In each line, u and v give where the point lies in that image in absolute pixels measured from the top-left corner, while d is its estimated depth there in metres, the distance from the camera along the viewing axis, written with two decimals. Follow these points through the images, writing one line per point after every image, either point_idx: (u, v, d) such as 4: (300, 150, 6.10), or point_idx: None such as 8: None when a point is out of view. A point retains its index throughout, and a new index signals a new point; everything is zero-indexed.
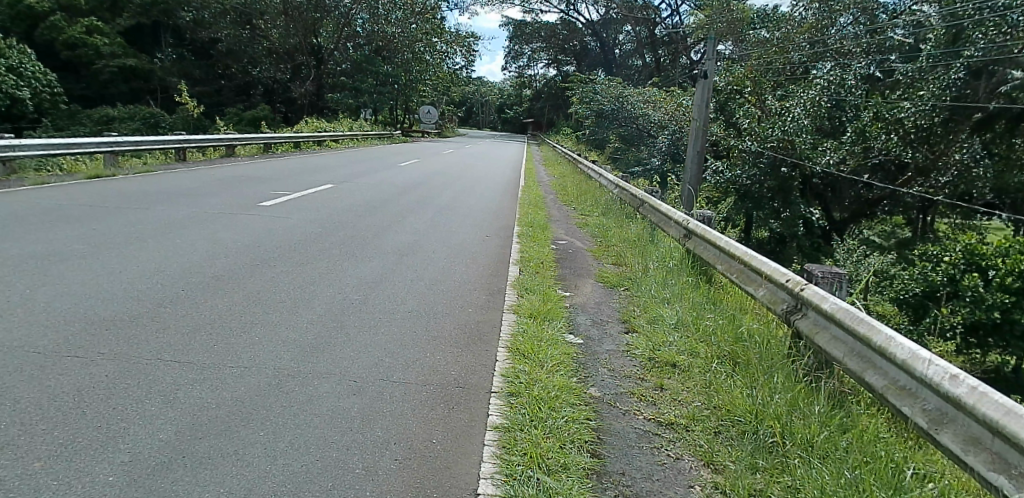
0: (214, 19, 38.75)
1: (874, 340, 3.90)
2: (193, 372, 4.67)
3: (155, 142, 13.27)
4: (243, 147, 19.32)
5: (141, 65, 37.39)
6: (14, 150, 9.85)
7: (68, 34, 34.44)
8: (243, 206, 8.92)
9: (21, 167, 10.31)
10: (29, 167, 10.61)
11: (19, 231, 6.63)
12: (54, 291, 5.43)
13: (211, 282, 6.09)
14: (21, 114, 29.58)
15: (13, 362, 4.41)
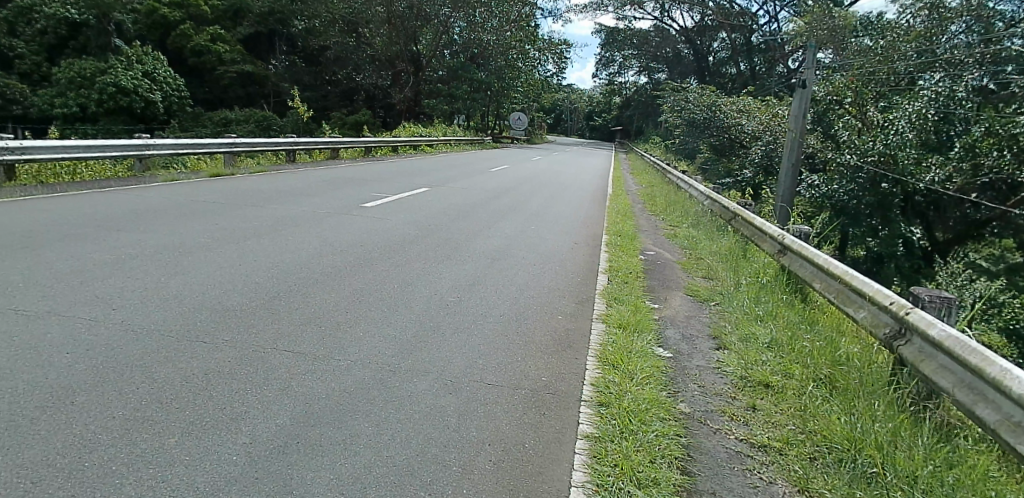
0: (324, 27, 40.60)
1: (987, 372, 3.65)
2: (305, 362, 4.95)
3: (269, 144, 14.09)
4: (345, 150, 20.11)
5: (260, 70, 39.68)
6: (147, 149, 10.74)
7: (194, 42, 37.95)
8: (345, 206, 9.32)
9: (153, 165, 11.22)
10: (159, 164, 11.52)
11: (152, 223, 7.22)
12: (184, 281, 5.86)
13: (319, 279, 6.41)
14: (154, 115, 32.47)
15: (152, 344, 4.81)
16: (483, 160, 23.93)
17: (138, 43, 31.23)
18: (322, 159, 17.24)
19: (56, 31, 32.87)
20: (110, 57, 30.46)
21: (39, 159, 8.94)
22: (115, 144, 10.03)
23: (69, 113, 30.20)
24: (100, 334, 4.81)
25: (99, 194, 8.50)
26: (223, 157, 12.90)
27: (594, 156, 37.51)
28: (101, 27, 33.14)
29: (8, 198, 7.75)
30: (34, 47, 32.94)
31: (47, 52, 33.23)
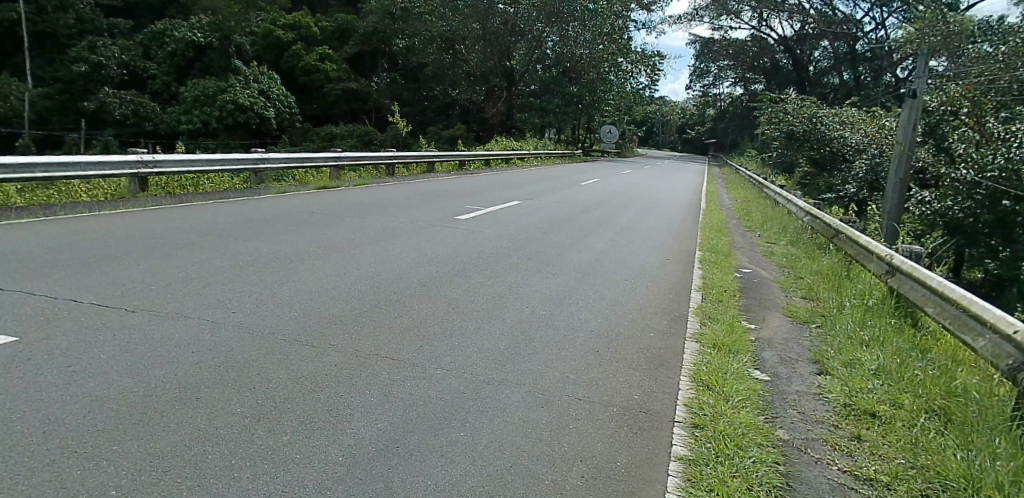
0: (423, 44, 41.63)
1: None
2: (404, 369, 5.14)
3: (370, 158, 14.71)
4: (440, 164, 20.61)
5: (364, 87, 41.63)
6: (262, 162, 11.49)
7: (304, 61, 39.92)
8: (440, 218, 9.60)
9: (265, 177, 11.98)
10: (271, 177, 12.28)
11: (265, 233, 7.69)
12: (295, 286, 6.23)
13: (417, 288, 6.63)
14: (267, 130, 34.44)
15: (267, 346, 5.14)
16: (574, 174, 23.93)
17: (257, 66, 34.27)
18: (418, 173, 17.78)
19: (185, 54, 35.14)
20: (231, 77, 32.78)
21: (168, 171, 9.72)
22: (232, 158, 10.76)
23: (193, 129, 32.08)
24: (220, 336, 5.17)
25: (220, 205, 9.14)
26: (329, 171, 13.59)
27: (687, 170, 36.74)
28: (223, 48, 35.65)
29: (142, 208, 8.52)
30: (164, 68, 35.00)
31: (176, 73, 35.31)
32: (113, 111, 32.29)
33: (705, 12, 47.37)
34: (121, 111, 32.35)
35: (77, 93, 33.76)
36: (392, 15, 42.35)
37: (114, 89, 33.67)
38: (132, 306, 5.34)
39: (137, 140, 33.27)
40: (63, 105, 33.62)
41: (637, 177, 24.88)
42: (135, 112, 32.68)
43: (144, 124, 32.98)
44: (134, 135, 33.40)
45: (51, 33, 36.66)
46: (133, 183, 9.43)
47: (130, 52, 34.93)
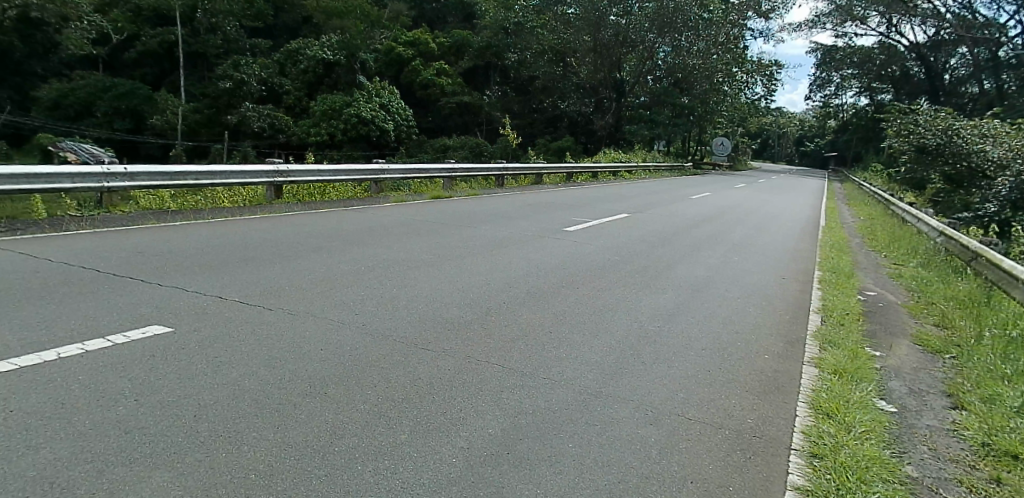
0: (534, 57, 42.24)
1: None
2: (513, 377, 5.23)
3: (482, 169, 15.06)
4: (548, 176, 20.74)
5: (478, 101, 42.03)
6: (383, 173, 12.07)
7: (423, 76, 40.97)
8: (548, 229, 9.72)
9: (384, 186, 12.57)
10: (389, 186, 12.89)
11: (386, 240, 8.09)
12: (412, 292, 6.52)
13: (526, 298, 6.74)
14: (387, 142, 35.75)
15: (385, 349, 5.39)
16: (685, 187, 23.32)
17: (378, 81, 35.79)
18: (527, 184, 18.00)
19: (315, 71, 37.00)
20: (356, 92, 34.36)
21: (299, 180, 10.45)
22: (355, 169, 11.40)
23: (321, 141, 33.86)
24: (346, 337, 5.48)
25: (342, 212, 9.67)
26: (442, 181, 14.05)
27: (808, 185, 34.85)
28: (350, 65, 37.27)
29: (272, 213, 9.17)
30: (297, 84, 37.10)
31: (306, 89, 37.38)
32: (253, 124, 34.92)
33: (827, 19, 44.94)
34: (260, 124, 34.92)
35: (223, 106, 37.44)
36: (506, 29, 42.63)
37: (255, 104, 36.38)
38: (269, 304, 5.78)
39: (272, 151, 36.06)
40: (211, 118, 37.57)
41: (752, 192, 23.90)
42: (271, 124, 35.25)
43: (278, 136, 35.52)
44: (269, 146, 36.17)
45: (201, 53, 40.47)
46: (269, 191, 10.21)
47: (267, 70, 37.23)
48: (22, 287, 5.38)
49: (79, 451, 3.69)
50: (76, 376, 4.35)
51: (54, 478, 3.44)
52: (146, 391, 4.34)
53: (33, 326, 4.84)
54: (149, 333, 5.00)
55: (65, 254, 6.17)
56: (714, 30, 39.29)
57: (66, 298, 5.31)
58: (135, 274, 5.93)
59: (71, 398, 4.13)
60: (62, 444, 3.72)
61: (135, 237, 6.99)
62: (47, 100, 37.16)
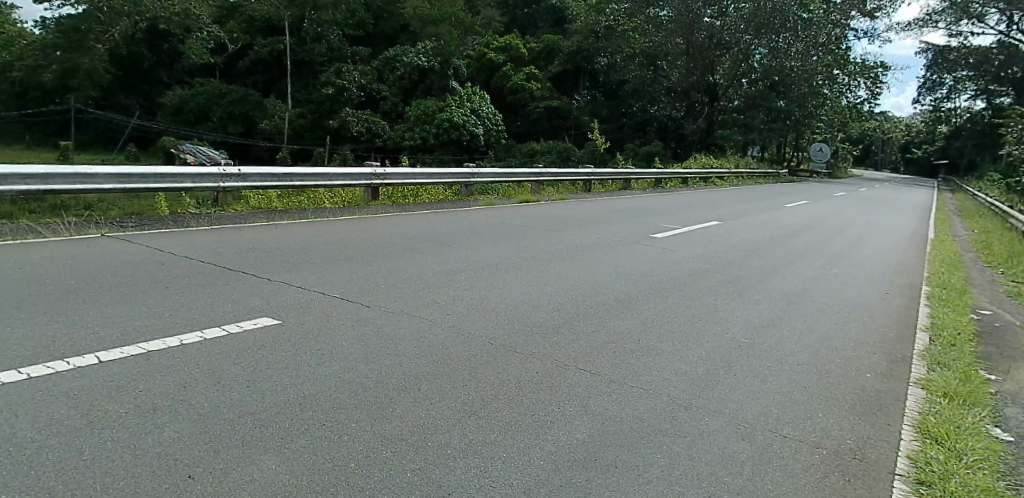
0: (625, 62, 41.21)
1: None
2: (601, 384, 5.20)
3: (571, 173, 15.03)
4: (637, 181, 20.48)
5: (565, 104, 41.14)
6: (474, 175, 12.28)
7: (513, 81, 40.26)
8: (636, 235, 9.63)
9: (475, 190, 12.81)
10: (480, 190, 13.06)
11: (476, 242, 8.26)
12: (502, 293, 6.62)
13: (613, 304, 6.72)
14: (477, 146, 36.43)
15: (475, 347, 5.47)
16: (780, 195, 22.36)
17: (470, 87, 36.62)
18: (615, 190, 17.80)
19: (411, 76, 37.71)
20: (449, 98, 35.09)
21: (395, 182, 10.82)
22: (447, 172, 11.67)
23: (415, 144, 34.79)
24: (438, 333, 5.61)
25: (435, 215, 9.88)
26: (530, 185, 14.15)
27: (915, 195, 32.62)
28: (445, 72, 37.92)
29: (370, 215, 9.54)
30: (394, 90, 37.87)
31: (402, 95, 38.05)
32: (350, 128, 35.79)
33: (940, 17, 42.21)
34: (357, 129, 35.75)
35: (325, 111, 37.93)
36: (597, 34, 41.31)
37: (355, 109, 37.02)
38: (366, 301, 5.98)
39: (368, 155, 36.83)
40: (314, 123, 38.30)
41: (853, 201, 22.70)
42: (368, 129, 35.93)
43: (374, 141, 36.21)
44: (366, 150, 36.96)
45: (308, 61, 41.00)
46: (366, 192, 10.64)
47: (367, 76, 37.74)
48: (151, 279, 5.83)
49: (197, 432, 3.97)
50: (196, 363, 4.68)
51: (176, 456, 3.73)
52: (257, 379, 4.60)
53: (159, 314, 5.25)
54: (259, 325, 5.29)
55: (190, 248, 6.69)
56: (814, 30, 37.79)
57: (188, 290, 5.71)
58: (247, 269, 6.32)
59: (192, 382, 4.44)
60: (184, 424, 4.02)
61: (246, 235, 7.44)
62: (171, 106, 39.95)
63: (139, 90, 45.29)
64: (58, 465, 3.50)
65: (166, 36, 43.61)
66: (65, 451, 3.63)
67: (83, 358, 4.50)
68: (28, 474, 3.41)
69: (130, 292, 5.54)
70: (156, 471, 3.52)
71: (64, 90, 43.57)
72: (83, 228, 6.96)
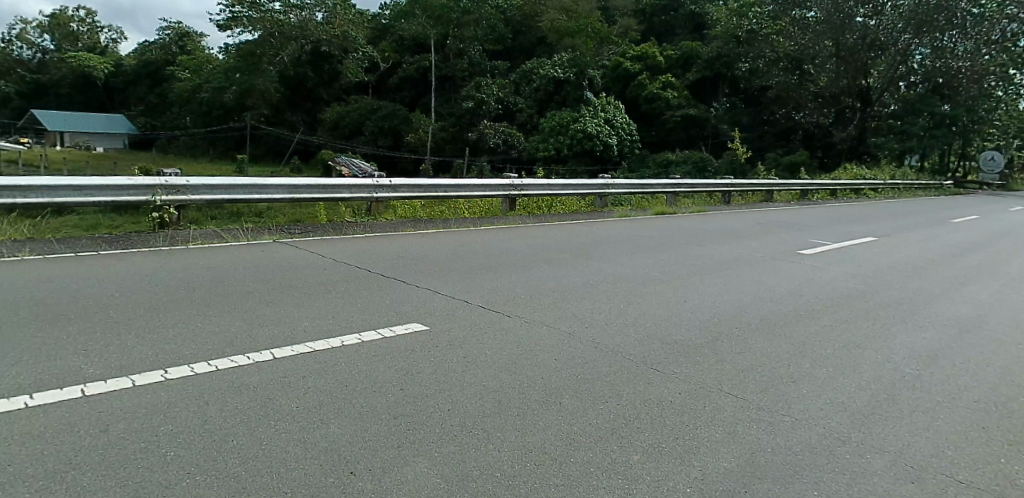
0: (767, 67, 37.56)
1: None
2: (750, 410, 4.87)
3: (708, 184, 14.50)
4: (780, 193, 19.37)
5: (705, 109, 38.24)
6: (609, 187, 12.21)
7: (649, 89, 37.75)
8: (782, 251, 9.15)
9: (610, 202, 12.72)
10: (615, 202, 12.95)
11: (613, 256, 8.15)
12: (641, 308, 6.48)
13: (760, 325, 6.43)
14: (610, 156, 32.04)
15: (615, 363, 5.31)
16: (944, 209, 20.13)
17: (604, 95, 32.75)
18: (759, 204, 16.92)
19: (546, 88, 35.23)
20: (583, 107, 31.74)
21: (531, 193, 10.96)
22: (581, 183, 11.67)
23: (549, 156, 31.64)
24: (580, 346, 5.49)
25: (572, 226, 9.97)
26: (666, 197, 13.84)
27: None
28: (581, 82, 35.02)
29: (507, 225, 9.78)
30: None
31: (537, 106, 35.94)
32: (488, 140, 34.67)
33: None
34: (494, 140, 34.63)
35: (465, 124, 37.99)
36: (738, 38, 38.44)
37: (492, 122, 35.98)
38: (506, 310, 6.00)
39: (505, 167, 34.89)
40: (454, 135, 38.43)
41: None
42: (505, 140, 34.55)
43: (510, 152, 34.53)
44: (502, 162, 35.26)
45: (450, 76, 41.40)
46: (505, 203, 10.90)
47: (504, 89, 36.64)
48: (319, 283, 6.05)
49: (360, 430, 3.94)
50: (357, 364, 4.63)
51: (344, 453, 3.70)
52: (409, 381, 4.53)
53: (329, 315, 5.33)
54: (409, 330, 5.26)
55: (348, 254, 7.18)
56: (985, 27, 33.68)
57: (353, 292, 5.94)
58: (396, 275, 6.59)
59: (353, 381, 4.41)
60: (348, 420, 4.00)
61: (393, 243, 7.85)
62: (330, 121, 43.33)
63: (302, 109, 48.69)
64: (235, 454, 3.53)
65: (329, 58, 46.63)
66: (246, 441, 3.66)
67: (261, 354, 4.56)
68: (218, 457, 3.48)
69: (310, 294, 5.73)
70: (323, 466, 3.50)
71: (240, 108, 48.67)
72: (258, 235, 7.65)
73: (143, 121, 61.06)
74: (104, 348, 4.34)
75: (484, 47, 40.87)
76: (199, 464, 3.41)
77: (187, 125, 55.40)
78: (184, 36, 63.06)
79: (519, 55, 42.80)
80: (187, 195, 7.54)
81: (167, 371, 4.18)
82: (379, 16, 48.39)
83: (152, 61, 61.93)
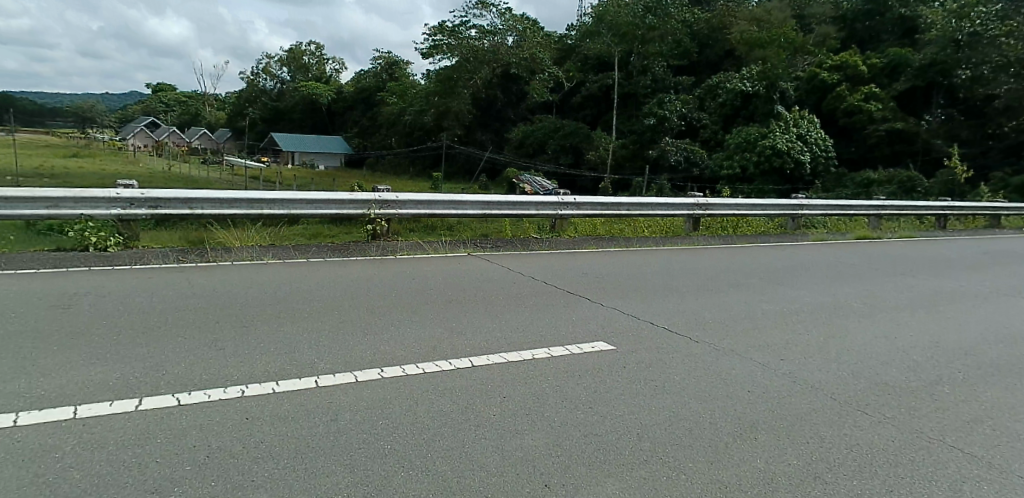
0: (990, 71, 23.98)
1: None
2: (979, 467, 4.13)
3: (920, 206, 12.98)
4: (1008, 218, 16.97)
5: (912, 126, 26.53)
6: (802, 208, 11.41)
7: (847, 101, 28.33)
8: (1014, 287, 7.90)
9: (802, 224, 11.92)
10: (807, 224, 12.10)
11: (807, 283, 7.64)
12: (842, 343, 5.93)
13: (990, 371, 5.57)
14: (801, 175, 25.74)
15: (816, 402, 4.80)
16: None
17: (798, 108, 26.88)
18: (978, 229, 14.67)
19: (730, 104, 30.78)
20: (772, 122, 26.42)
21: (716, 213, 10.57)
22: (771, 203, 11.02)
23: (731, 174, 27.24)
24: (773, 380, 5.06)
25: (759, 249, 9.52)
26: (868, 220, 12.63)
27: None
28: (772, 96, 30.60)
29: (688, 247, 9.48)
30: None
31: (723, 122, 32.60)
32: (669, 157, 32.09)
33: None
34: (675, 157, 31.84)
35: (646, 142, 35.96)
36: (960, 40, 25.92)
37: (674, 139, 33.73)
38: (693, 336, 5.76)
39: (685, 185, 31.80)
40: (635, 153, 36.75)
41: None
42: (688, 158, 31.66)
43: (692, 170, 31.33)
44: (684, 180, 32.06)
45: (633, 93, 40.41)
46: (687, 222, 10.62)
47: (688, 105, 34.29)
48: (507, 296, 6.31)
49: (551, 444, 3.81)
50: (548, 380, 4.58)
51: (535, 466, 3.56)
52: (598, 401, 4.38)
53: (518, 329, 5.46)
54: (597, 349, 5.21)
55: (531, 270, 7.38)
56: None
57: (540, 307, 6.11)
58: (580, 294, 6.64)
59: (544, 396, 4.33)
60: (540, 433, 3.89)
61: (568, 262, 7.91)
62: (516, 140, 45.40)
63: (491, 129, 51.25)
64: (436, 453, 3.53)
65: (516, 79, 48.99)
66: (451, 442, 3.66)
67: (461, 361, 4.67)
68: (425, 455, 3.50)
69: (503, 308, 5.98)
70: (519, 476, 3.40)
71: (437, 129, 52.51)
72: (454, 248, 8.21)
73: (358, 141, 68.00)
74: (331, 344, 4.65)
75: (669, 64, 38.97)
76: (409, 459, 3.44)
77: (390, 144, 60.82)
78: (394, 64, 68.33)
79: (707, 70, 39.40)
80: (395, 209, 8.29)
81: (383, 369, 4.36)
82: (566, 36, 48.88)
83: (366, 87, 69.19)
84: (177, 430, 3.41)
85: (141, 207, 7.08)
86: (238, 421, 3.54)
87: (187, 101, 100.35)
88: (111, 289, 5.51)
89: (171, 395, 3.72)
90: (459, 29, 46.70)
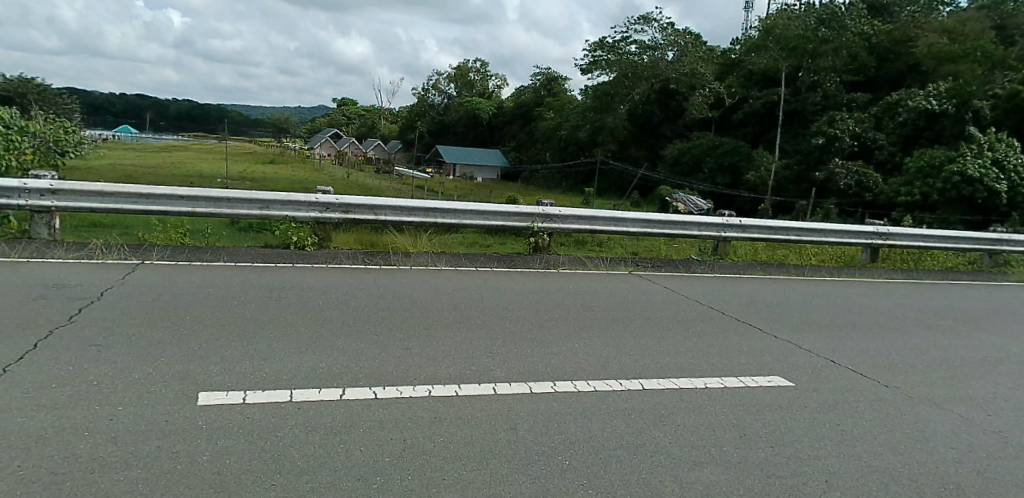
0: None
1: None
2: None
3: None
4: None
5: None
6: (1003, 243, 10.20)
7: None
8: None
9: (1007, 262, 10.65)
10: (1011, 262, 10.80)
11: (1014, 330, 6.74)
12: None
13: None
14: (995, 205, 22.21)
15: None
16: None
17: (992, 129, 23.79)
18: None
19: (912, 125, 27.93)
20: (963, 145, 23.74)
21: (899, 244, 9.72)
22: (964, 236, 9.97)
23: (910, 201, 24.92)
24: (977, 437, 4.47)
25: (949, 287, 8.65)
26: None
27: None
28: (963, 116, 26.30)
29: (862, 279, 8.82)
30: None
31: (903, 144, 29.44)
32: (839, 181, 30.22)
33: None
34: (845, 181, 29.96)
35: (813, 162, 33.85)
36: None
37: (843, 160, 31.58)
38: (884, 381, 5.28)
39: (855, 211, 29.72)
40: (799, 174, 34.61)
41: None
42: (859, 182, 29.54)
43: (863, 195, 29.37)
44: (854, 204, 30.10)
45: (801, 111, 38.35)
46: (864, 252, 9.91)
47: (862, 124, 31.88)
48: (676, 319, 6.21)
49: (731, 479, 3.59)
50: (722, 412, 4.39)
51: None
52: (779, 440, 4.12)
53: (693, 355, 5.34)
54: (773, 383, 4.97)
55: (697, 293, 7.22)
56: None
57: (711, 334, 5.93)
58: (753, 323, 6.35)
59: (719, 428, 4.16)
60: (718, 467, 3.71)
61: (732, 287, 7.59)
62: (670, 158, 44.91)
63: (646, 145, 50.51)
64: (608, 475, 3.46)
65: (674, 95, 48.14)
66: (624, 465, 3.58)
67: (631, 382, 4.64)
68: (605, 476, 3.44)
69: (678, 331, 5.88)
70: None
71: (591, 145, 53.12)
72: (614, 265, 8.20)
73: (514, 155, 70.06)
74: (511, 354, 4.80)
75: (843, 79, 36.38)
76: (586, 477, 3.41)
77: (545, 160, 62.33)
78: (552, 80, 70.55)
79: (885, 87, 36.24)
80: (558, 223, 8.45)
81: (555, 383, 4.42)
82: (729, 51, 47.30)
83: (525, 102, 71.38)
84: (373, 424, 3.63)
85: (334, 211, 7.76)
86: (428, 420, 3.73)
87: (365, 115, 109.29)
88: (309, 285, 6.07)
89: (368, 389, 4.00)
90: (619, 44, 47.24)
